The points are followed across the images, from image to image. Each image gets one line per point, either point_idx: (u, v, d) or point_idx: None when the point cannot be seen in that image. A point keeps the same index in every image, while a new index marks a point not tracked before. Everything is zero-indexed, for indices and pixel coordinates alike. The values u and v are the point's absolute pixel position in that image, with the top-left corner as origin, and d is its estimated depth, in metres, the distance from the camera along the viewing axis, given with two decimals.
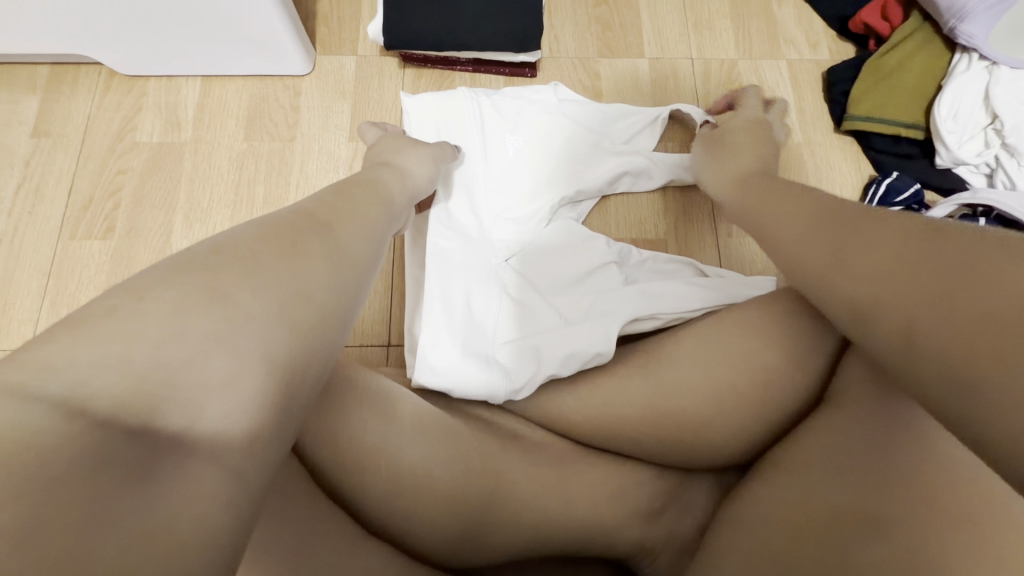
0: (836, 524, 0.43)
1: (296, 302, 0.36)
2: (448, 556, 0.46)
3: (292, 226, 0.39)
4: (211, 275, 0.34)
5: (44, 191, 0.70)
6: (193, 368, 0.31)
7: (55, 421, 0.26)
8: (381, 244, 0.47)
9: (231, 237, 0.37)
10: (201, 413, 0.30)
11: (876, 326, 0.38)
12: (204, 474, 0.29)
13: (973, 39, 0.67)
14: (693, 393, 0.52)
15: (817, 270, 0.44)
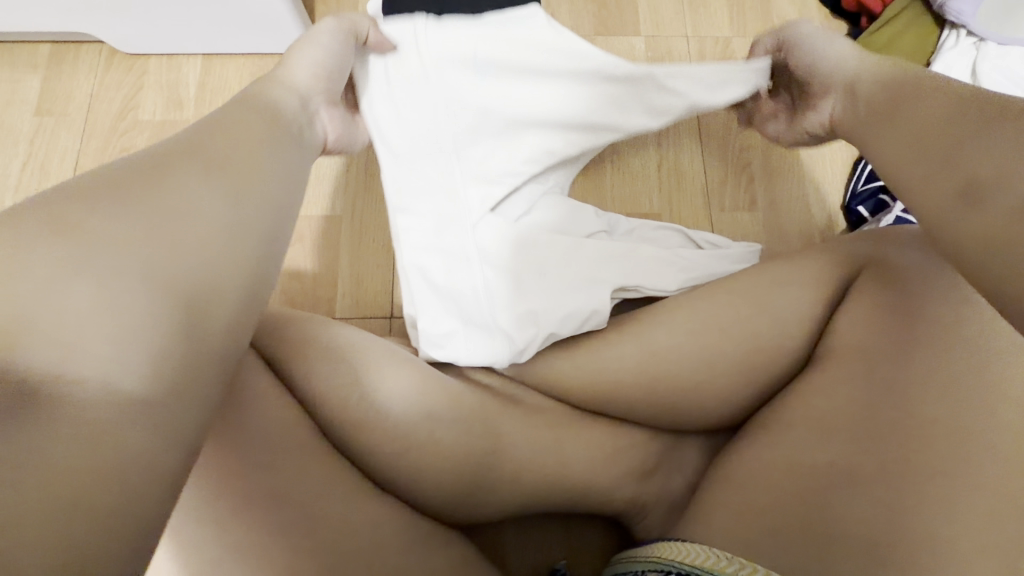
0: (816, 478, 0.46)
1: (185, 243, 0.34)
2: (451, 508, 0.50)
3: (171, 163, 0.37)
4: (104, 225, 0.32)
5: (50, 168, 0.71)
6: (62, 312, 0.29)
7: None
8: (300, 180, 0.46)
9: (108, 176, 0.35)
10: (90, 360, 0.29)
11: (986, 214, 0.36)
12: (103, 421, 0.29)
13: (961, 16, 0.69)
14: (683, 358, 0.54)
15: (959, 151, 0.39)
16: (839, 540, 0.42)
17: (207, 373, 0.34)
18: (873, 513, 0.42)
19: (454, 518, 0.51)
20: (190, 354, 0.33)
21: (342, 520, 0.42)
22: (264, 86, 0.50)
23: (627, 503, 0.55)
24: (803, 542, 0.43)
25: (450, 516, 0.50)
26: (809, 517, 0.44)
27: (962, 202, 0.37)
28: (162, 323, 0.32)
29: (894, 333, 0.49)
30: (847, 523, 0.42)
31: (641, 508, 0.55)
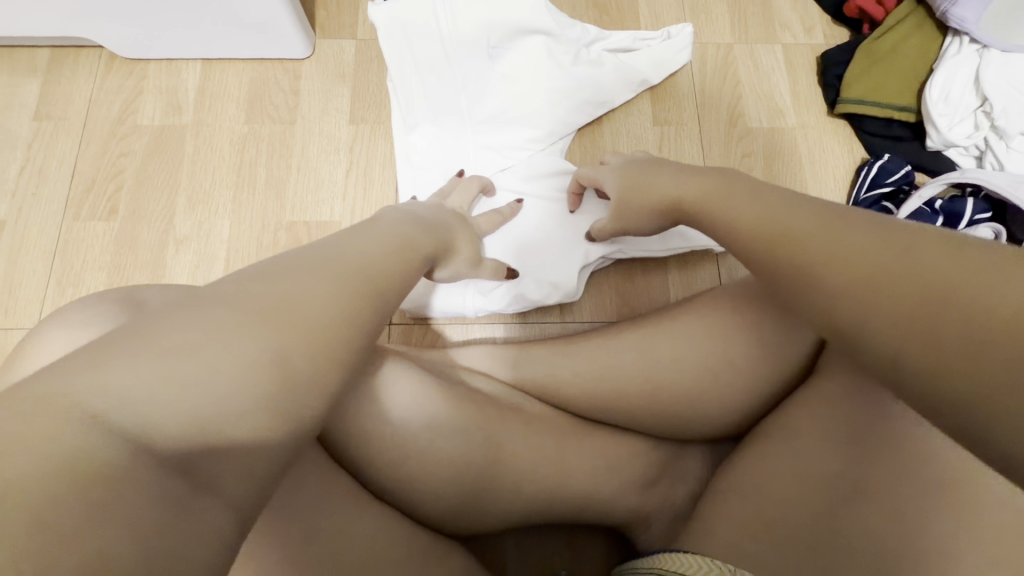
0: (824, 492, 0.45)
1: (336, 357, 0.33)
2: (449, 517, 0.49)
3: (328, 264, 0.36)
4: (259, 313, 0.31)
5: (48, 173, 0.71)
6: (244, 420, 0.28)
7: (109, 448, 0.24)
8: (385, 239, 0.44)
9: (279, 269, 0.34)
10: (235, 435, 0.28)
11: (887, 313, 0.32)
12: (219, 521, 0.27)
13: (964, 23, 0.68)
14: (687, 369, 0.53)
15: (790, 252, 0.38)
16: (847, 553, 0.41)
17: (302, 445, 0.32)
18: (880, 526, 0.41)
19: (453, 527, 0.50)
20: (299, 429, 0.31)
21: (341, 531, 0.41)
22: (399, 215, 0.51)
23: (631, 513, 0.54)
24: (810, 558, 0.42)
25: (449, 524, 0.50)
26: (818, 534, 0.43)
27: (855, 301, 0.34)
28: (291, 396, 0.30)
29: None
30: (855, 538, 0.41)
31: (645, 519, 0.54)
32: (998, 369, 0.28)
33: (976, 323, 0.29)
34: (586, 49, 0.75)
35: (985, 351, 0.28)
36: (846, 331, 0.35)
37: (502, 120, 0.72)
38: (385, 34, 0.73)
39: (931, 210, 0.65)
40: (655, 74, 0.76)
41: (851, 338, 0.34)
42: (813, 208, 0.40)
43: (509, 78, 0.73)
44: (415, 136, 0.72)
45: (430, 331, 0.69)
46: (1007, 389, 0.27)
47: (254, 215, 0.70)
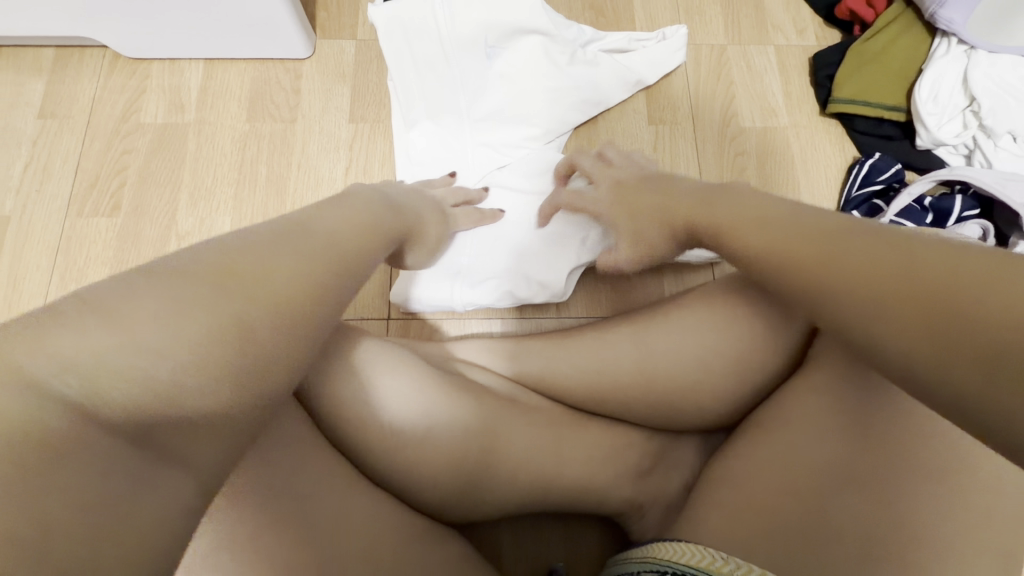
0: (813, 480, 0.45)
1: (281, 331, 0.34)
2: (445, 505, 0.50)
3: (282, 239, 0.38)
4: (209, 284, 0.32)
5: (52, 169, 0.72)
6: (189, 387, 0.30)
7: (55, 417, 0.26)
8: (360, 231, 0.45)
9: (235, 242, 0.36)
10: (184, 408, 0.30)
11: (898, 314, 0.32)
12: (168, 492, 0.29)
13: (952, 24, 0.69)
14: (681, 361, 0.54)
15: (793, 261, 0.39)
16: (837, 542, 0.42)
17: (258, 422, 0.35)
18: (867, 516, 0.42)
19: (450, 515, 0.51)
20: (252, 406, 0.33)
21: (339, 516, 0.42)
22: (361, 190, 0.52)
23: (625, 503, 0.55)
24: (800, 546, 0.42)
25: (445, 512, 0.51)
26: (809, 523, 0.43)
27: (862, 306, 0.34)
28: (240, 373, 0.32)
29: None
30: (843, 526, 0.42)
31: (639, 509, 0.55)
32: (995, 368, 0.28)
33: (992, 317, 0.29)
34: (582, 50, 0.76)
35: (965, 335, 0.30)
36: (854, 335, 0.35)
37: (500, 118, 0.74)
38: (385, 33, 0.73)
39: (920, 207, 0.66)
40: (651, 74, 0.78)
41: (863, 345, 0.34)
42: (807, 219, 0.41)
43: (507, 78, 0.74)
44: (414, 134, 0.73)
45: (428, 325, 0.70)
46: (987, 375, 0.28)
47: (255, 211, 0.71)
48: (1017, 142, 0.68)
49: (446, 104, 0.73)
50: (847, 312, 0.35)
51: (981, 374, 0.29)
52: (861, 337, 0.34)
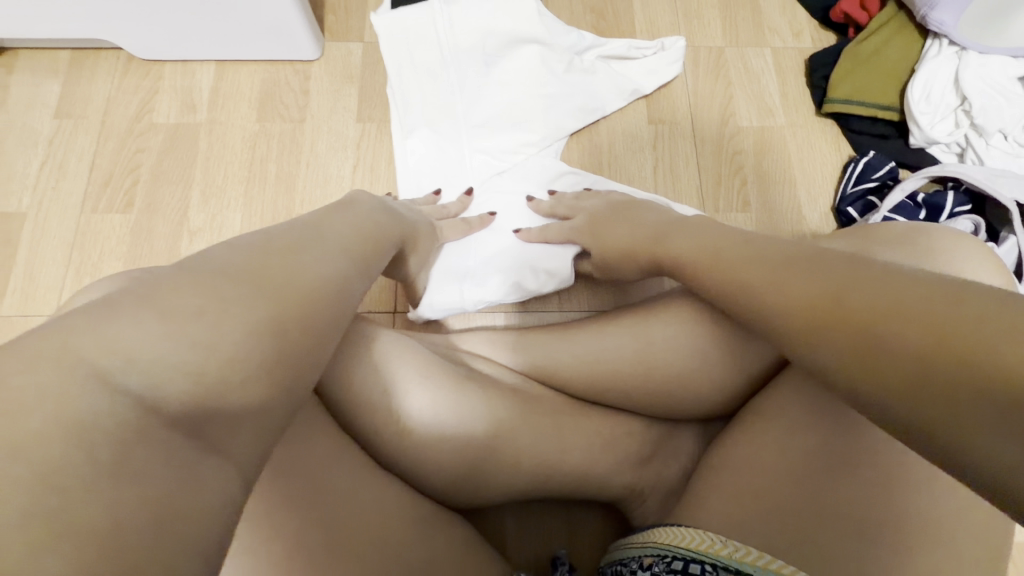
0: (809, 465, 0.47)
1: (308, 331, 0.35)
2: (451, 490, 0.52)
3: (296, 241, 0.39)
4: (242, 284, 0.33)
5: (67, 168, 0.74)
6: (241, 383, 0.30)
7: (118, 408, 0.25)
8: (370, 240, 0.47)
9: (258, 243, 0.37)
10: (234, 402, 0.30)
11: (847, 337, 0.33)
12: (224, 487, 0.28)
13: (943, 25, 0.71)
14: (681, 351, 0.55)
15: (756, 288, 0.41)
16: (834, 522, 0.43)
17: (293, 413, 0.34)
18: (862, 498, 0.44)
19: (455, 500, 0.53)
20: (286, 399, 0.33)
21: (350, 496, 0.44)
22: (364, 199, 0.54)
23: (626, 489, 0.57)
24: (803, 527, 0.44)
25: (451, 497, 0.53)
26: (808, 506, 0.45)
27: (818, 331, 0.35)
28: (281, 368, 0.33)
29: None
30: (840, 509, 0.44)
31: (639, 495, 0.57)
32: (946, 392, 0.28)
33: (937, 344, 0.29)
34: (579, 58, 0.79)
35: (878, 340, 0.32)
36: (813, 360, 0.36)
37: (498, 123, 0.76)
38: (389, 39, 0.77)
39: (913, 203, 0.67)
40: (648, 84, 0.80)
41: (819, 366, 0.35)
42: (775, 246, 0.43)
43: (506, 84, 0.77)
44: (414, 136, 0.75)
45: (433, 319, 0.72)
46: (892, 371, 0.31)
47: (265, 208, 0.73)
48: (1007, 140, 0.70)
49: (446, 108, 0.76)
50: (789, 324, 0.37)
51: (891, 374, 0.31)
52: (818, 360, 0.35)
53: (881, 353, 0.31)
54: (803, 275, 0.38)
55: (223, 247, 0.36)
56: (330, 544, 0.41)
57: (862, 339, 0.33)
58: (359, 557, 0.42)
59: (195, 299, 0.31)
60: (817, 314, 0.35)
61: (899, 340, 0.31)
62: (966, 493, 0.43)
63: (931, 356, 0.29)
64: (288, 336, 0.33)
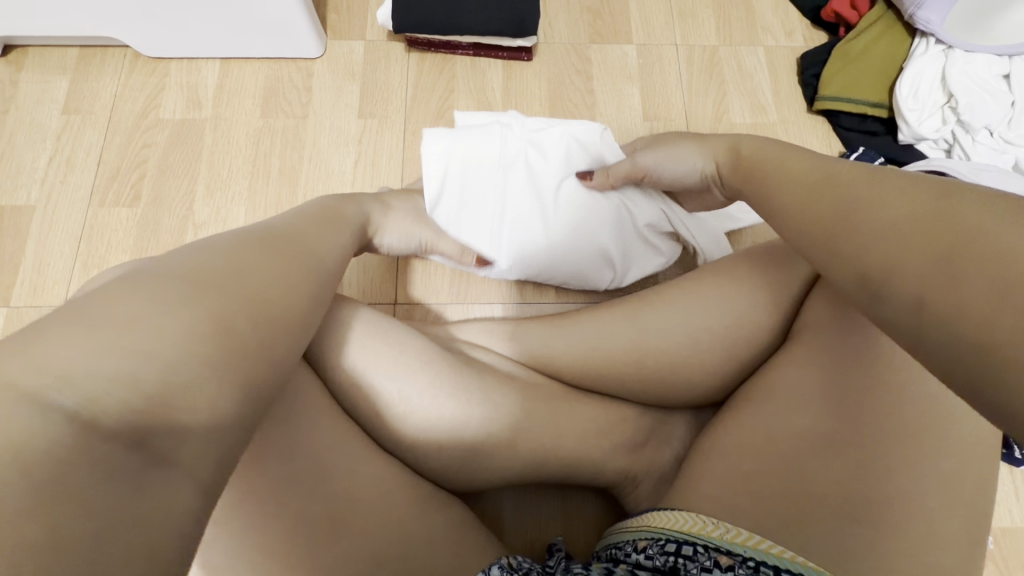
0: (794, 450, 0.49)
1: (257, 329, 0.37)
2: (450, 474, 0.53)
3: (260, 245, 0.43)
4: (187, 294, 0.35)
5: (75, 162, 0.75)
6: (188, 387, 0.31)
7: (53, 426, 0.26)
8: (335, 245, 0.51)
9: (205, 256, 0.39)
10: (181, 412, 0.31)
11: (901, 280, 0.34)
12: (178, 494, 0.29)
13: (930, 24, 0.73)
14: (673, 338, 0.58)
15: (832, 202, 0.41)
16: (819, 504, 0.45)
17: (255, 416, 0.36)
18: (846, 480, 0.45)
19: (453, 484, 0.55)
20: (246, 398, 0.35)
21: (350, 478, 0.45)
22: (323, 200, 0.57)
23: (620, 474, 0.58)
24: (792, 509, 0.45)
25: (449, 481, 0.54)
26: (796, 492, 0.46)
27: (880, 267, 0.36)
28: (231, 373, 0.34)
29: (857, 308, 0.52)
30: (827, 490, 0.45)
31: (632, 480, 0.59)
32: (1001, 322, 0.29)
33: (993, 278, 0.30)
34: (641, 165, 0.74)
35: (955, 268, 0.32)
36: (866, 282, 0.37)
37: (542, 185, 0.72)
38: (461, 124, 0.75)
39: None
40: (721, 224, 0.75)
41: (871, 294, 0.37)
42: (838, 167, 0.43)
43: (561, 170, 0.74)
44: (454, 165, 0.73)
45: (433, 310, 0.74)
46: (950, 302, 0.32)
47: (268, 201, 0.75)
48: (993, 137, 0.72)
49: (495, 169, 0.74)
50: (862, 250, 0.37)
51: (958, 304, 0.31)
52: (877, 280, 0.36)
53: (932, 291, 0.33)
54: (865, 197, 0.39)
55: (159, 265, 0.38)
56: (330, 523, 0.43)
57: (927, 267, 0.33)
58: (358, 535, 0.43)
59: (129, 310, 0.32)
60: (883, 247, 0.36)
61: (959, 276, 0.32)
62: (945, 473, 0.45)
63: (1005, 289, 0.30)
64: (238, 337, 0.35)
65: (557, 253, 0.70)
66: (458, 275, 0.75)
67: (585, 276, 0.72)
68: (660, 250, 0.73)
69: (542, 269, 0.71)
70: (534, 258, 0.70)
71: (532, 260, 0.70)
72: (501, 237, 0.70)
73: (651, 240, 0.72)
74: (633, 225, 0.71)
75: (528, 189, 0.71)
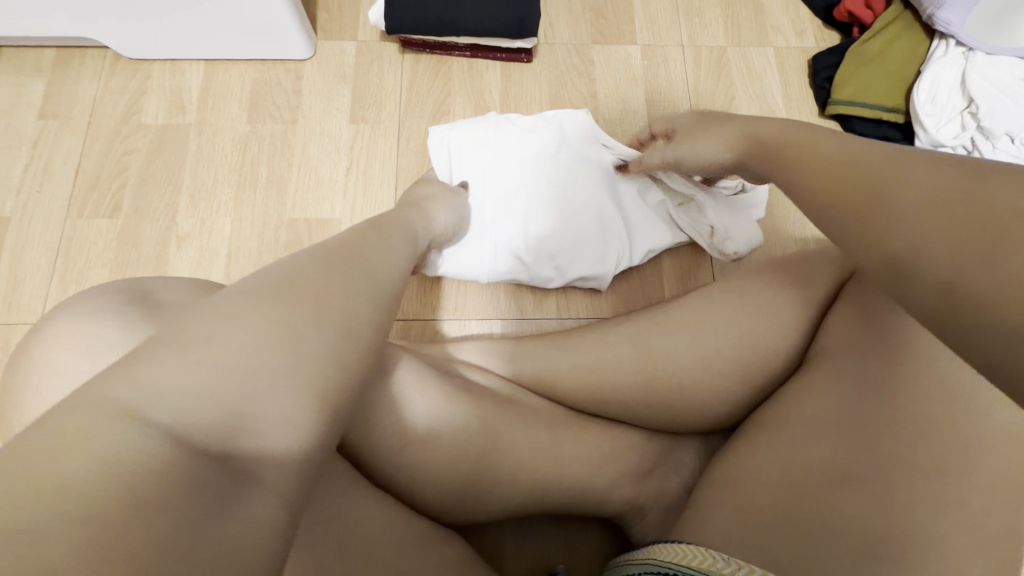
0: (812, 482, 0.45)
1: (346, 342, 0.33)
2: (446, 508, 0.50)
3: (346, 257, 0.38)
4: (281, 305, 0.32)
5: (52, 170, 0.72)
6: (270, 405, 0.29)
7: (151, 443, 0.25)
8: (407, 257, 0.45)
9: (294, 263, 0.36)
10: (264, 430, 0.29)
11: (925, 276, 0.31)
12: (267, 516, 0.27)
13: (950, 25, 0.70)
14: (681, 361, 0.55)
15: (864, 183, 0.36)
16: (838, 541, 0.42)
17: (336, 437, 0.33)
18: (871, 515, 0.42)
19: (450, 517, 0.52)
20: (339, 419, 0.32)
21: None
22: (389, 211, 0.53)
23: (626, 504, 0.56)
24: (809, 545, 0.42)
25: (446, 515, 0.51)
26: (815, 525, 0.43)
27: (891, 272, 0.32)
28: (323, 393, 0.31)
29: (881, 333, 0.50)
30: (848, 526, 0.42)
31: (639, 510, 0.56)
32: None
33: None
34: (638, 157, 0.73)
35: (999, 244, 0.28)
36: (894, 264, 0.32)
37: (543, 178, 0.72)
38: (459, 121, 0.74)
39: None
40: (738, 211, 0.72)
41: (896, 274, 0.32)
42: (864, 148, 0.39)
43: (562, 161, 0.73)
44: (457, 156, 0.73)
45: (429, 326, 0.70)
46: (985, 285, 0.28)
47: (255, 211, 0.71)
48: (1015, 143, 0.69)
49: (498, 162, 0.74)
50: (889, 230, 0.33)
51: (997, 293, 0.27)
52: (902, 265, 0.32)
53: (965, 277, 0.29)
54: (896, 176, 0.34)
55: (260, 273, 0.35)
56: None
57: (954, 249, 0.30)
58: None
59: (216, 323, 0.30)
60: (914, 231, 0.32)
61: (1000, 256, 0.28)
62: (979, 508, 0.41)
63: (1012, 284, 0.27)
64: (325, 353, 0.32)
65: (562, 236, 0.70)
66: (455, 290, 0.72)
67: (596, 261, 0.70)
68: (664, 227, 0.72)
69: (552, 258, 0.70)
70: (540, 248, 0.69)
71: (539, 249, 0.69)
72: (504, 229, 0.70)
73: (649, 216, 0.72)
74: (629, 202, 0.72)
75: (529, 183, 0.71)
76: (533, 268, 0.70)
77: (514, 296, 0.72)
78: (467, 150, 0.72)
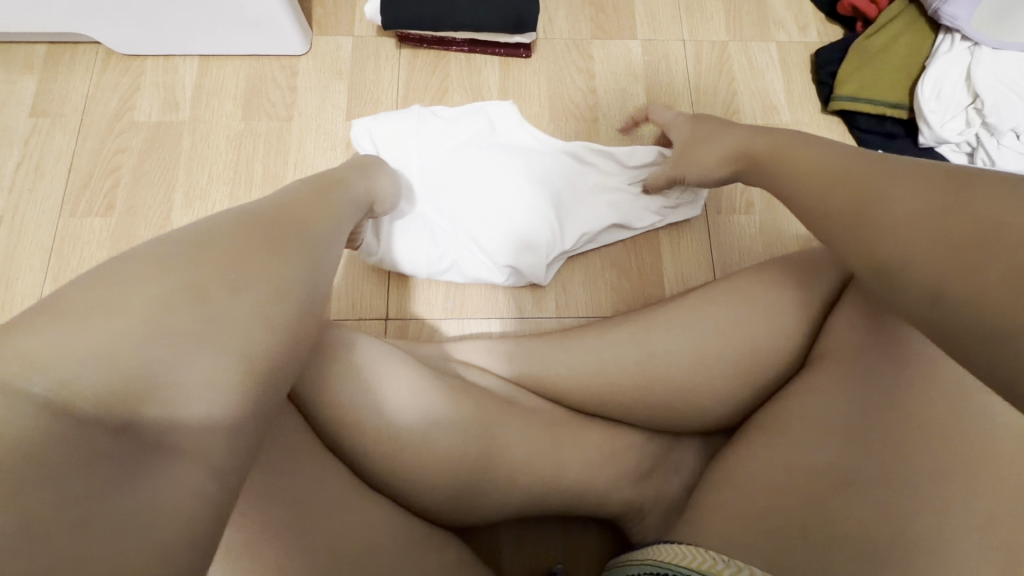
0: (814, 485, 0.45)
1: (260, 302, 0.32)
2: (444, 509, 0.49)
3: (270, 220, 0.36)
4: (180, 271, 0.31)
5: (44, 169, 0.71)
6: (171, 369, 0.28)
7: (30, 416, 0.24)
8: (340, 215, 0.43)
9: (206, 225, 0.34)
10: (168, 394, 0.28)
11: (913, 282, 0.34)
12: (185, 478, 0.26)
13: (956, 20, 0.69)
14: (681, 362, 0.54)
15: (856, 193, 0.40)
16: (841, 543, 0.41)
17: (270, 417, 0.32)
18: (876, 518, 0.41)
19: (448, 519, 0.51)
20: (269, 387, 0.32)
21: None
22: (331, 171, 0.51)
23: (625, 505, 0.55)
24: (812, 548, 0.41)
25: (444, 516, 0.50)
26: (815, 526, 0.42)
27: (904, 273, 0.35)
28: (238, 358, 0.30)
29: (886, 335, 0.49)
30: (850, 527, 0.41)
31: (639, 511, 0.55)
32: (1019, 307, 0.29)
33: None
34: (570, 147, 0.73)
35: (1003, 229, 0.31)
36: (886, 276, 0.36)
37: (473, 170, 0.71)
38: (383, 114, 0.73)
39: None
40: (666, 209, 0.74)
41: (888, 281, 0.36)
42: (855, 164, 0.42)
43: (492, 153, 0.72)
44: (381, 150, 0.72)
45: (426, 324, 0.70)
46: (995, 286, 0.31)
47: None
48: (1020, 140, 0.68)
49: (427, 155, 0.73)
50: (885, 235, 0.36)
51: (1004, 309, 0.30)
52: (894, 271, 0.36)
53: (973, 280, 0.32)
54: (886, 187, 0.38)
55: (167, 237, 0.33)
56: None
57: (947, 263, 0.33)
58: None
59: (109, 291, 0.29)
60: (918, 240, 0.35)
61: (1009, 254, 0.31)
62: None
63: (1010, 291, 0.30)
64: (237, 315, 0.31)
65: (503, 229, 0.69)
66: (453, 289, 0.71)
67: (537, 252, 0.69)
68: (604, 212, 0.71)
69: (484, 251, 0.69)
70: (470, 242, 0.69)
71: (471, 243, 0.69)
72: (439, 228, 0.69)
73: (589, 202, 0.72)
74: (568, 189, 0.72)
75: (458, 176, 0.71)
76: (474, 266, 0.69)
77: (513, 293, 0.71)
78: (391, 143, 0.71)
